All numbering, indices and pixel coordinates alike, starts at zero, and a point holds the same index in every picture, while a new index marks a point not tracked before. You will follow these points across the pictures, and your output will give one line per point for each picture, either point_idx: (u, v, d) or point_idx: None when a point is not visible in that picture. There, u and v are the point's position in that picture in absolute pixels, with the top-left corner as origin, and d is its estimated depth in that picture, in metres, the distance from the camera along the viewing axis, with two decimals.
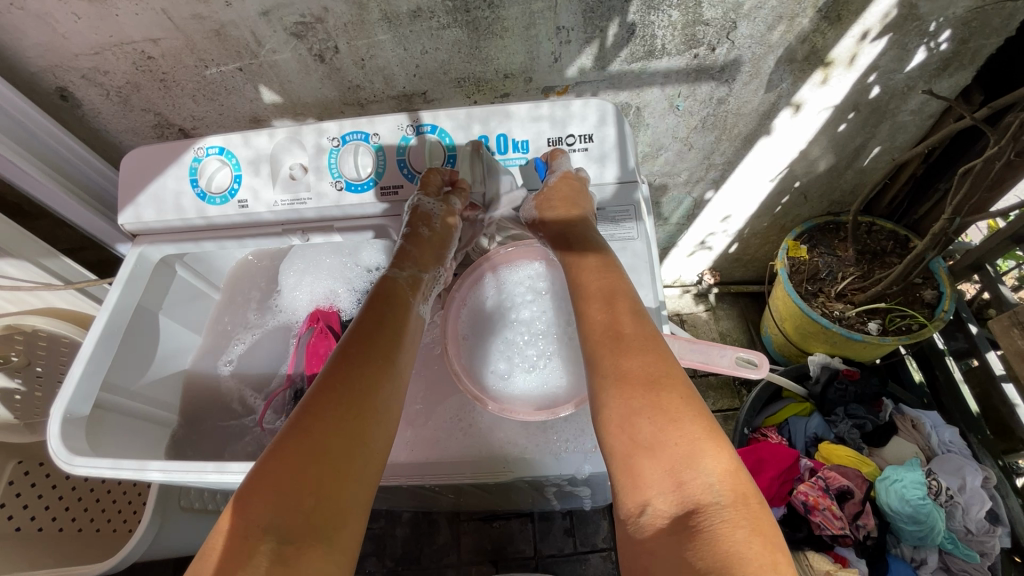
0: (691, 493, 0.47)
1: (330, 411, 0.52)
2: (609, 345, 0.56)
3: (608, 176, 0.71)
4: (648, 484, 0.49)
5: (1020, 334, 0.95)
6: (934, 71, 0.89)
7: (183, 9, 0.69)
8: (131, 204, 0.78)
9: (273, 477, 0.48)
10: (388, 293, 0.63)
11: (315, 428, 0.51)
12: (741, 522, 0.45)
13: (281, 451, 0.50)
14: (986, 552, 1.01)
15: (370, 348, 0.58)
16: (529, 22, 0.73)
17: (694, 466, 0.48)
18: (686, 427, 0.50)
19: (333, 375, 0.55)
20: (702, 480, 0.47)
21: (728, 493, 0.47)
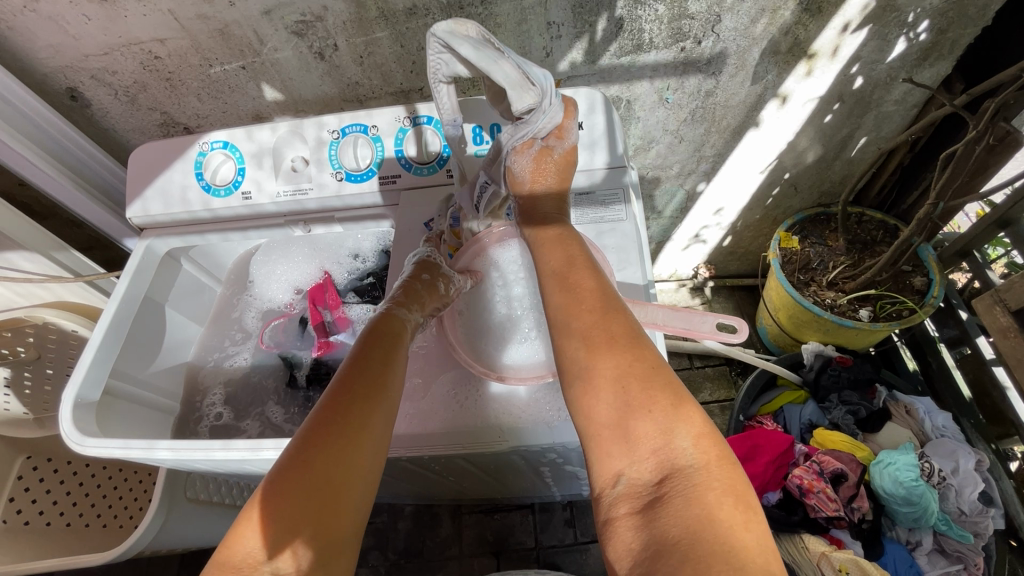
0: (664, 459, 0.45)
1: (326, 444, 0.48)
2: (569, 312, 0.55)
3: (598, 162, 0.73)
4: (620, 454, 0.47)
5: (1003, 311, 0.98)
6: (915, 61, 0.91)
7: (189, 10, 0.72)
8: (138, 199, 0.80)
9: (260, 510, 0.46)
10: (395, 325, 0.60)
11: (311, 464, 0.47)
12: (716, 483, 0.43)
13: (276, 487, 0.47)
14: (979, 532, 1.02)
15: (367, 376, 0.54)
16: (520, 18, 0.76)
17: (665, 428, 0.46)
18: (656, 394, 0.48)
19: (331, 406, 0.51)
20: (675, 444, 0.45)
21: (703, 455, 0.45)
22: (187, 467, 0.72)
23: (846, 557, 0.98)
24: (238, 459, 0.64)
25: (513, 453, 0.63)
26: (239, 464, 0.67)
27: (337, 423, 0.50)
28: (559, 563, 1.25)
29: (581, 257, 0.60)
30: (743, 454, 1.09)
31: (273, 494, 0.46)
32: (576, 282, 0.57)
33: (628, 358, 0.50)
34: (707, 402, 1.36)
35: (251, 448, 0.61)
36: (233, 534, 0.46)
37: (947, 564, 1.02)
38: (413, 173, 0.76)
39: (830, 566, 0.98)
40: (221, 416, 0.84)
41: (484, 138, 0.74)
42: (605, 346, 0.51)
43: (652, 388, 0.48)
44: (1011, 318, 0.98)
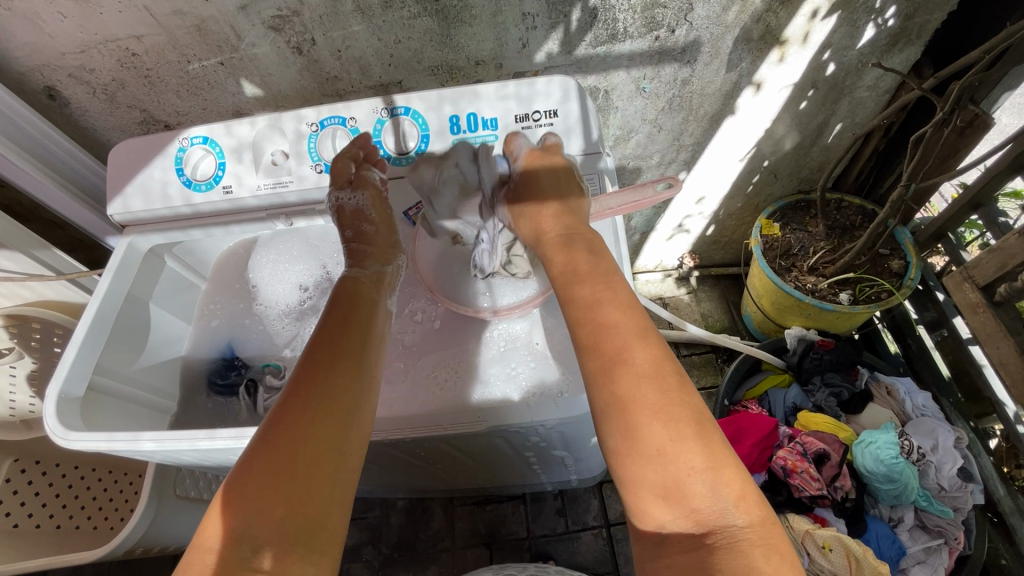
0: (706, 514, 0.49)
1: (299, 419, 0.54)
2: (616, 363, 0.54)
3: (574, 149, 0.75)
4: (664, 507, 0.50)
5: (972, 288, 1.01)
6: (885, 47, 0.93)
7: (164, 6, 0.72)
8: (118, 196, 0.81)
9: (249, 486, 0.51)
10: (354, 292, 0.66)
11: (288, 437, 0.53)
12: (757, 544, 0.47)
13: (255, 458, 0.52)
14: (959, 507, 1.04)
15: (331, 351, 0.59)
16: (496, 9, 0.77)
17: (711, 491, 0.49)
18: (700, 453, 0.50)
19: (298, 380, 0.56)
20: (718, 505, 0.49)
21: (745, 516, 0.49)
22: (174, 459, 0.73)
23: (829, 534, 1.00)
24: (223, 449, 0.65)
25: (495, 434, 0.65)
26: (225, 454, 0.68)
27: (306, 399, 0.55)
28: (551, 552, 1.27)
29: (621, 300, 0.59)
30: (728, 437, 1.11)
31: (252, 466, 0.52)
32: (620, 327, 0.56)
33: (676, 413, 0.51)
34: (694, 389, 1.38)
35: (234, 437, 0.62)
36: (216, 510, 0.51)
37: (928, 539, 1.04)
38: (393, 163, 0.76)
39: (815, 544, 1.00)
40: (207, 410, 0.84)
41: (462, 126, 0.75)
42: (649, 401, 0.52)
43: (700, 448, 0.50)
44: (980, 294, 1.00)
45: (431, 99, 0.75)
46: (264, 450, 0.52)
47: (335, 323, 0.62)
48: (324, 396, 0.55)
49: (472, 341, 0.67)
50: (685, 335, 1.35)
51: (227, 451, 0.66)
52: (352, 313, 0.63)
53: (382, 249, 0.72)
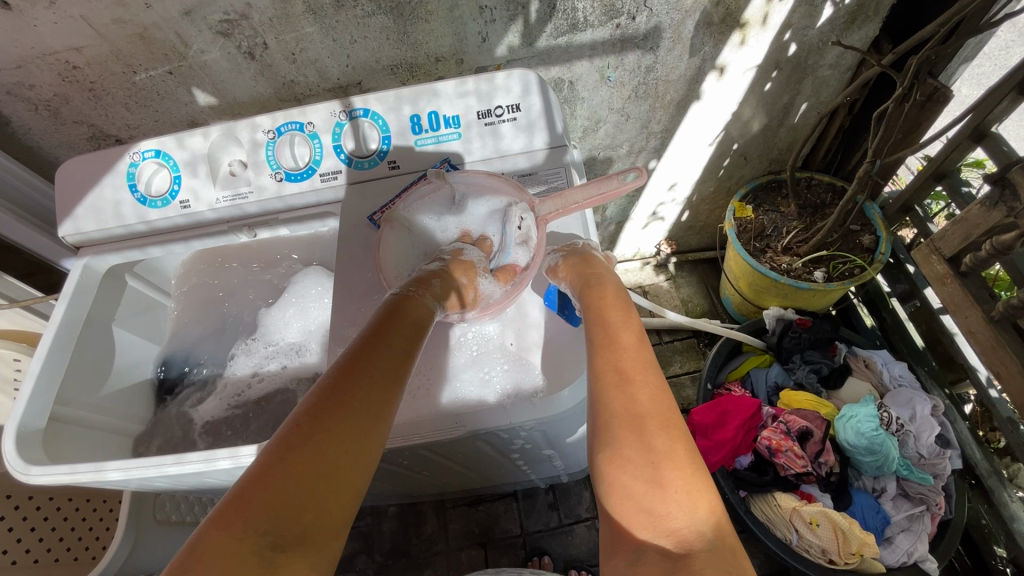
0: (680, 530, 0.41)
1: (335, 427, 0.45)
2: (623, 360, 0.52)
3: (538, 143, 0.74)
4: (633, 517, 0.43)
5: (939, 259, 1.03)
6: (844, 25, 0.94)
7: (103, 15, 0.69)
8: (68, 217, 0.77)
9: (268, 480, 0.42)
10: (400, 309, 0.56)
11: (318, 441, 0.44)
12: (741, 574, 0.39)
13: (280, 457, 0.43)
14: (938, 473, 1.06)
15: (375, 360, 0.51)
16: (452, 4, 0.76)
17: (687, 505, 0.42)
18: (691, 471, 0.44)
19: (336, 385, 0.48)
20: (695, 522, 0.41)
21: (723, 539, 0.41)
22: (146, 486, 0.70)
23: (816, 509, 1.02)
24: (194, 473, 0.63)
25: (475, 438, 0.64)
26: (199, 477, 0.66)
27: (342, 412, 0.46)
28: (545, 547, 1.27)
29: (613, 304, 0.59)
30: (712, 421, 1.12)
31: (271, 471, 0.42)
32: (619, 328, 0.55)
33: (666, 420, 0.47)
34: (677, 374, 1.39)
35: (205, 460, 0.60)
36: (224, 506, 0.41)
37: (911, 506, 1.06)
38: (354, 167, 0.74)
39: (802, 520, 1.02)
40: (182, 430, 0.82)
41: (424, 126, 0.73)
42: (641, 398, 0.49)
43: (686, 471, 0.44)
44: (947, 265, 1.02)
45: (390, 99, 0.73)
46: (293, 443, 0.44)
47: (381, 331, 0.53)
48: (361, 404, 0.48)
49: (440, 348, 0.64)
50: (667, 322, 1.36)
51: (199, 475, 0.64)
52: (399, 324, 0.55)
53: (348, 259, 0.70)
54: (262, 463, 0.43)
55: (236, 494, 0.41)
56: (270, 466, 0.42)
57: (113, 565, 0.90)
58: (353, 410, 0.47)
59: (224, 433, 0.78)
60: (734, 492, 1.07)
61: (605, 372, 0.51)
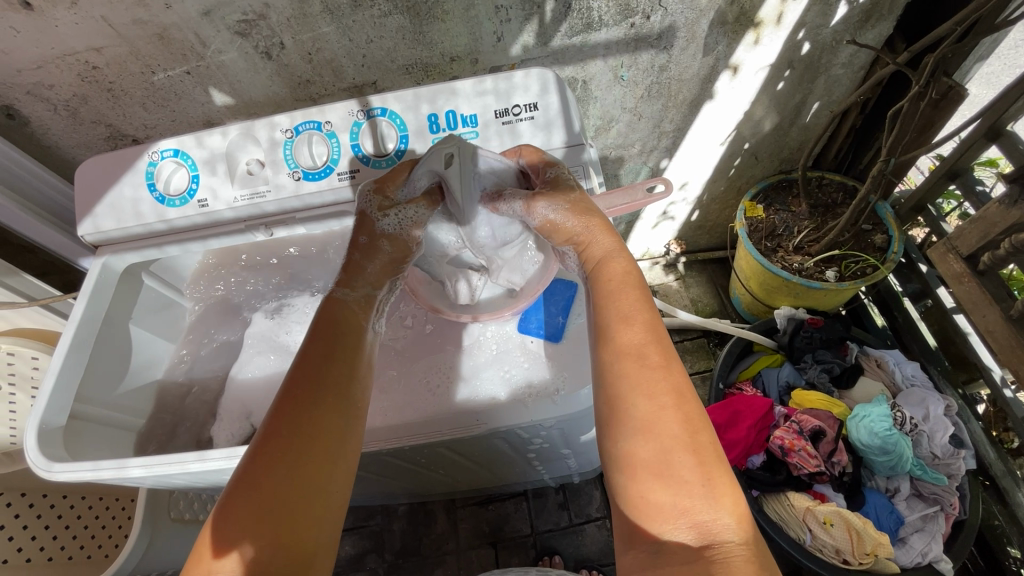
0: (705, 526, 0.44)
1: (291, 455, 0.48)
2: (637, 350, 0.51)
3: (556, 142, 0.74)
4: (654, 512, 0.45)
5: (956, 258, 1.03)
6: (858, 23, 0.94)
7: (123, 15, 0.69)
8: (88, 216, 0.78)
9: (248, 495, 0.46)
10: (334, 317, 0.57)
11: (277, 472, 0.47)
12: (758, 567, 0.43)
13: (240, 495, 0.46)
14: (952, 473, 1.06)
15: (319, 378, 0.52)
16: (468, 4, 0.76)
17: (711, 503, 0.44)
18: (716, 470, 0.46)
19: (283, 412, 0.50)
20: (719, 519, 0.44)
21: (743, 534, 0.44)
22: (166, 483, 0.71)
23: (829, 510, 1.02)
24: (215, 470, 0.63)
25: (495, 436, 0.64)
26: (219, 475, 0.66)
27: (294, 438, 0.49)
28: (556, 546, 1.27)
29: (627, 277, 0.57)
30: (724, 422, 1.11)
31: (237, 505, 0.46)
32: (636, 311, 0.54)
33: (690, 418, 0.48)
34: (687, 374, 1.39)
35: (227, 457, 0.61)
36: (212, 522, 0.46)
37: (925, 506, 1.06)
38: (372, 166, 0.75)
39: (816, 520, 1.02)
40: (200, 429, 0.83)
41: (442, 125, 0.74)
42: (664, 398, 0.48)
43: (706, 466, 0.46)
44: (964, 264, 1.02)
45: (408, 99, 0.73)
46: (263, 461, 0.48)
47: (321, 348, 0.54)
48: (314, 429, 0.50)
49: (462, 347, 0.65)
50: (677, 322, 1.36)
51: (220, 471, 0.64)
52: (338, 338, 0.56)
53: None
54: (228, 497, 0.47)
55: (212, 527, 0.46)
56: (236, 502, 0.46)
57: (129, 562, 0.91)
58: (304, 434, 0.49)
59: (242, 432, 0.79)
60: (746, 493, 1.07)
61: (622, 362, 0.51)
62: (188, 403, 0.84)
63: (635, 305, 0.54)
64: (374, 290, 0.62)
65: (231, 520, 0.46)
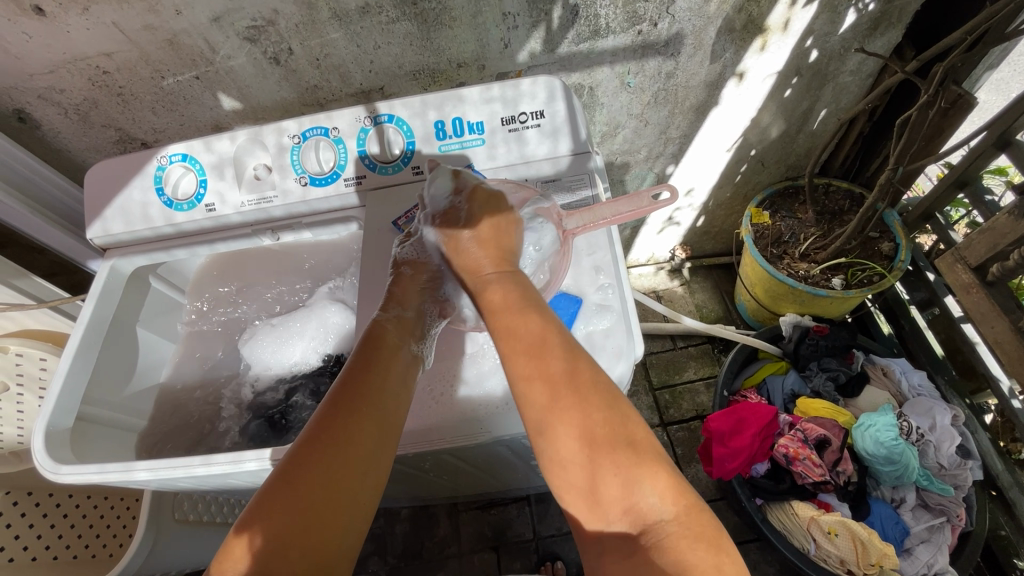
0: (638, 513, 0.49)
1: (326, 454, 0.52)
2: (554, 366, 0.55)
3: (562, 149, 0.74)
4: (591, 509, 0.51)
5: (965, 268, 1.02)
6: (867, 31, 0.93)
7: (134, 21, 0.70)
8: (97, 219, 0.78)
9: (284, 489, 0.50)
10: (373, 338, 0.60)
11: (311, 469, 0.50)
12: (689, 538, 0.47)
13: (275, 491, 0.49)
14: (959, 484, 1.05)
15: (358, 394, 0.56)
16: (476, 10, 0.76)
17: (638, 489, 0.49)
18: (638, 460, 0.51)
19: (326, 418, 0.54)
20: (648, 502, 0.49)
21: (673, 513, 0.49)
22: (171, 486, 0.71)
23: (834, 519, 1.02)
24: (220, 474, 0.64)
25: (497, 443, 0.64)
26: (223, 478, 0.67)
27: (330, 442, 0.52)
28: (558, 552, 1.26)
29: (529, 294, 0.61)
30: (728, 429, 1.11)
31: (273, 497, 0.49)
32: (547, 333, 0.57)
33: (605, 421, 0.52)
34: (692, 380, 1.38)
35: (232, 461, 0.61)
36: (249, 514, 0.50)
37: (931, 518, 1.05)
38: (378, 172, 0.75)
39: (820, 529, 1.02)
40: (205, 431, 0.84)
41: (448, 131, 0.74)
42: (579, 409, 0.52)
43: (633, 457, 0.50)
44: (973, 275, 1.01)
45: (416, 105, 0.73)
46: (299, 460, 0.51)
47: (364, 360, 0.58)
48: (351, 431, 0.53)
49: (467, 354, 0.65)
50: (681, 327, 1.35)
51: (225, 476, 0.64)
52: (376, 354, 0.59)
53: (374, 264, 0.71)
54: (265, 491, 0.50)
55: (245, 518, 0.49)
56: (270, 493, 0.50)
57: (134, 563, 0.91)
58: (341, 438, 0.53)
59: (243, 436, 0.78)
60: (750, 500, 1.07)
61: (527, 389, 0.54)
62: (194, 405, 0.84)
63: (537, 325, 0.57)
64: (406, 311, 0.64)
65: (266, 511, 0.49)
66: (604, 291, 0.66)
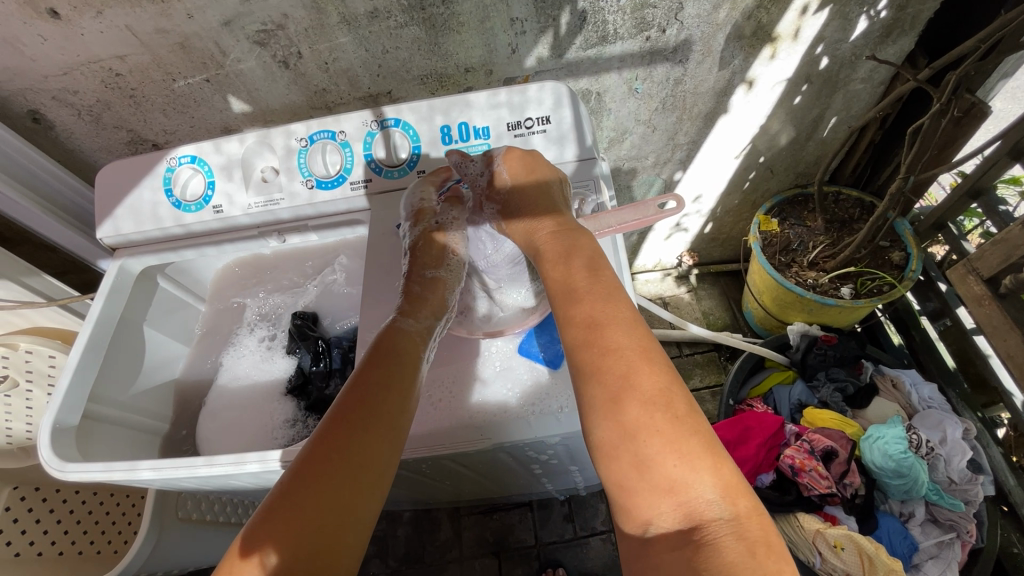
0: (690, 506, 0.45)
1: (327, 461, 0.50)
2: (608, 359, 0.51)
3: (568, 155, 0.74)
4: (643, 508, 0.47)
5: (976, 280, 1.00)
6: (878, 39, 0.93)
7: (147, 25, 0.71)
8: (108, 218, 0.79)
9: (311, 474, 0.49)
10: (397, 345, 0.59)
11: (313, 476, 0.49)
12: (749, 540, 0.43)
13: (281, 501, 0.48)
14: (970, 500, 1.03)
15: (378, 396, 0.55)
16: (483, 16, 0.76)
17: (694, 480, 0.46)
18: (691, 442, 0.47)
19: (337, 418, 0.53)
20: (703, 495, 0.45)
21: (731, 507, 0.45)
22: (175, 485, 0.72)
23: (840, 532, 0.99)
24: (222, 475, 0.64)
25: (498, 449, 0.64)
26: (225, 479, 0.67)
27: (337, 447, 0.51)
28: (559, 559, 1.25)
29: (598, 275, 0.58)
30: (734, 438, 1.09)
31: (280, 506, 0.48)
32: (604, 323, 0.54)
33: (660, 398, 0.49)
34: (698, 388, 1.37)
35: (235, 462, 0.61)
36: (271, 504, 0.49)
37: (940, 533, 1.03)
38: (384, 176, 0.75)
39: (826, 543, 1.00)
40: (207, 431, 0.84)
41: (454, 136, 0.74)
42: (634, 399, 0.49)
43: (689, 448, 0.47)
44: (984, 286, 1.00)
45: (422, 109, 0.74)
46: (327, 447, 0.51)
47: (379, 363, 0.58)
48: (365, 427, 0.53)
49: (470, 360, 0.65)
50: (687, 335, 1.35)
51: (227, 477, 0.65)
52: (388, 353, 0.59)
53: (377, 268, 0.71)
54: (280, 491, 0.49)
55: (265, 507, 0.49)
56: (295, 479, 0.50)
57: (136, 561, 0.92)
58: (354, 433, 0.52)
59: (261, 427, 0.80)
60: None
61: (588, 363, 0.52)
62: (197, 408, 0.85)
63: (592, 311, 0.55)
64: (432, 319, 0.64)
65: (281, 509, 0.48)
66: None
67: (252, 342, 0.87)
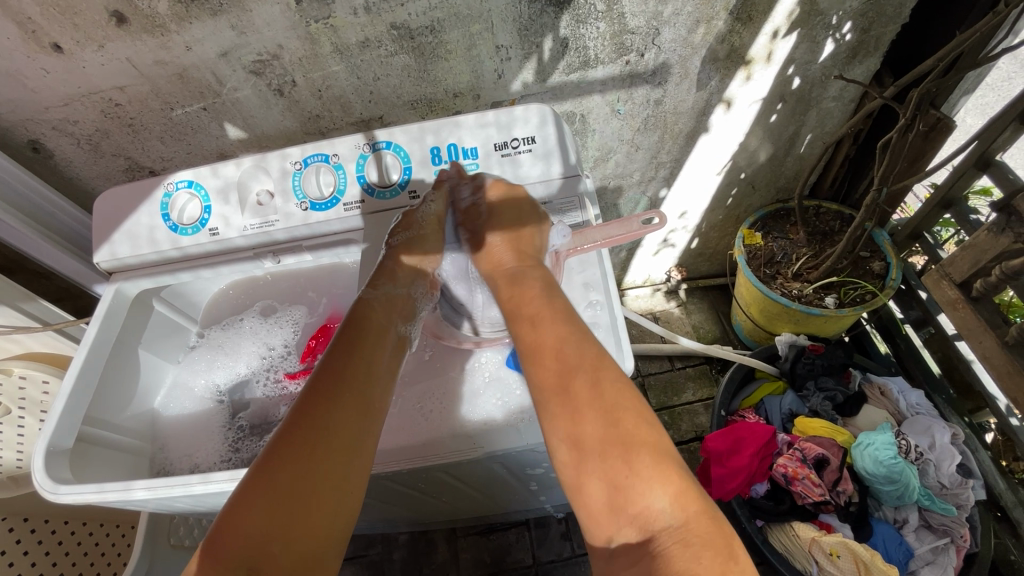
0: (647, 519, 0.49)
1: (307, 448, 0.52)
2: (549, 378, 0.56)
3: (554, 172, 0.77)
4: (608, 521, 0.51)
5: (950, 285, 1.04)
6: (846, 59, 0.98)
7: (147, 57, 0.74)
8: (106, 243, 0.81)
9: (286, 441, 0.52)
10: (362, 317, 0.63)
11: (295, 464, 0.51)
12: (697, 541, 0.46)
13: (262, 473, 0.50)
14: (961, 504, 1.04)
15: (343, 368, 0.57)
16: (470, 44, 0.80)
17: (649, 493, 0.49)
18: (653, 460, 0.51)
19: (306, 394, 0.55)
20: (655, 506, 0.49)
21: (680, 514, 0.48)
22: (168, 507, 0.72)
23: (835, 540, 1.00)
24: (216, 493, 0.64)
25: (492, 460, 0.65)
26: (219, 498, 0.67)
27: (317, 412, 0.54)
28: None
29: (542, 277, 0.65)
30: (728, 448, 1.11)
31: (260, 481, 0.50)
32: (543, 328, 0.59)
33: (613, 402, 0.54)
34: (691, 401, 1.38)
35: (229, 479, 0.62)
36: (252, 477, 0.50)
37: (934, 539, 1.04)
38: (376, 196, 0.78)
39: (822, 551, 1.00)
40: (184, 450, 0.80)
41: (444, 157, 0.77)
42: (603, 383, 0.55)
43: (648, 461, 0.51)
44: (959, 291, 1.03)
45: (413, 131, 0.77)
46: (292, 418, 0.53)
47: (348, 336, 0.60)
48: (346, 391, 0.56)
49: (458, 370, 0.67)
50: (678, 348, 1.37)
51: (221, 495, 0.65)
52: (362, 337, 0.61)
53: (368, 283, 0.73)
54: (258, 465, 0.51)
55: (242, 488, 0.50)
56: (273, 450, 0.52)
57: None
58: (329, 401, 0.55)
59: (196, 451, 0.79)
60: (751, 523, 1.06)
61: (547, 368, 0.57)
62: (176, 432, 0.82)
63: (550, 334, 0.59)
64: (395, 288, 0.67)
65: (265, 472, 0.50)
66: (594, 309, 0.69)
67: (254, 351, 0.86)
